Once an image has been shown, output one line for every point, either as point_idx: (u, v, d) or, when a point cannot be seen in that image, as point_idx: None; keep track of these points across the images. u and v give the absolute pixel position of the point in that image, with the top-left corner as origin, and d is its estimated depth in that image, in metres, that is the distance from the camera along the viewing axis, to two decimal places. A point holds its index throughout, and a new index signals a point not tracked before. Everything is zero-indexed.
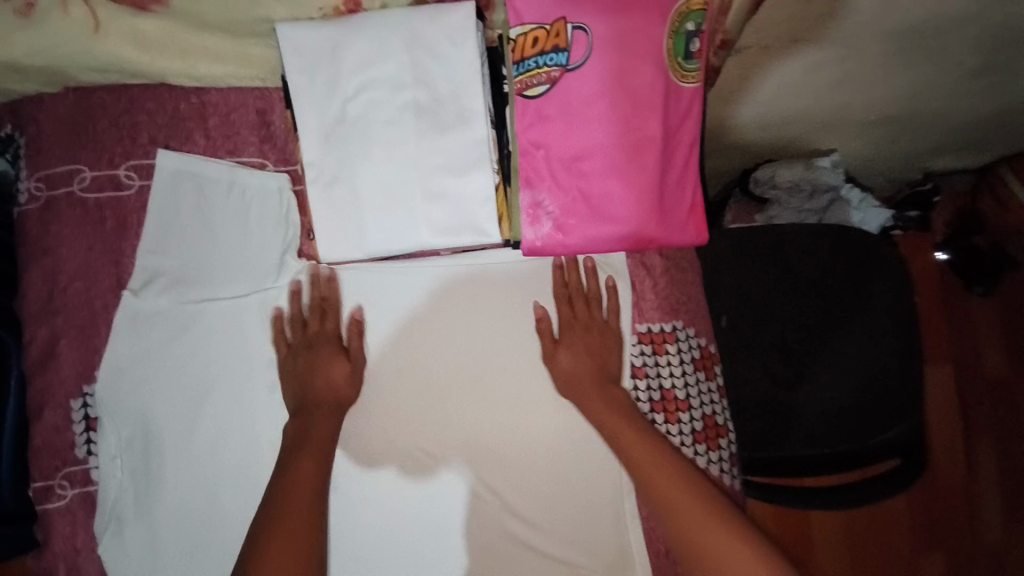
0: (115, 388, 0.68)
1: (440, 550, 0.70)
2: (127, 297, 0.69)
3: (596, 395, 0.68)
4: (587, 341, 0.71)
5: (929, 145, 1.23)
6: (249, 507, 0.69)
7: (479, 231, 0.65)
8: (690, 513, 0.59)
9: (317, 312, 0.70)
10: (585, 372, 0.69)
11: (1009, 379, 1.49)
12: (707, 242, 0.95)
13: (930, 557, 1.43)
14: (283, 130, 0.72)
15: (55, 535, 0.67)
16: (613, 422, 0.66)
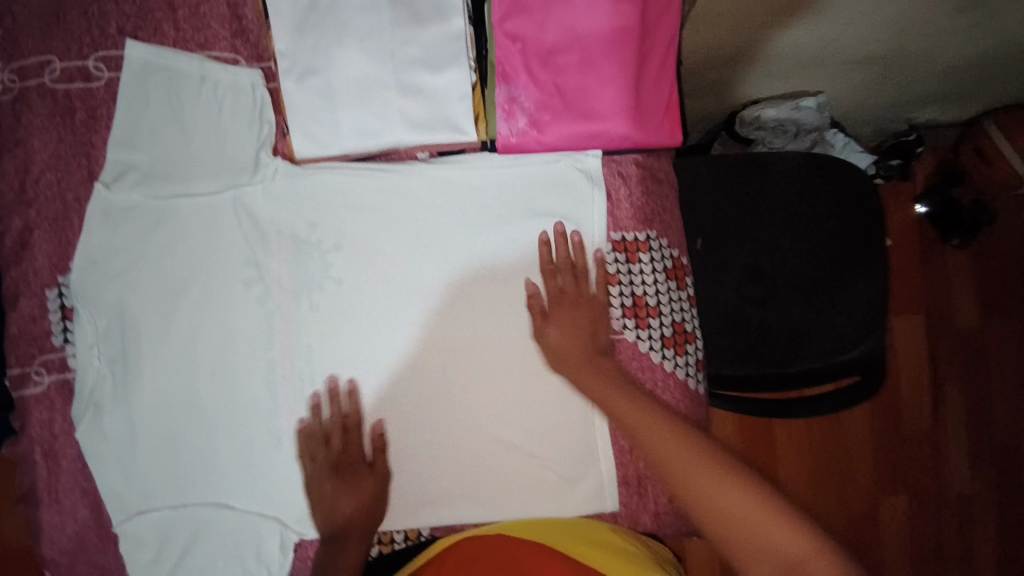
0: (89, 279, 0.69)
1: (414, 448, 0.72)
2: (98, 188, 0.68)
3: (591, 371, 0.69)
4: (578, 316, 0.71)
5: (914, 91, 1.24)
6: (228, 400, 0.71)
7: (455, 127, 0.65)
8: (709, 486, 0.57)
9: (339, 428, 0.71)
10: (575, 343, 0.70)
11: (975, 328, 1.56)
12: (688, 164, 0.96)
13: (884, 491, 1.53)
14: (258, 25, 0.71)
15: (32, 421, 0.68)
16: (602, 389, 0.67)
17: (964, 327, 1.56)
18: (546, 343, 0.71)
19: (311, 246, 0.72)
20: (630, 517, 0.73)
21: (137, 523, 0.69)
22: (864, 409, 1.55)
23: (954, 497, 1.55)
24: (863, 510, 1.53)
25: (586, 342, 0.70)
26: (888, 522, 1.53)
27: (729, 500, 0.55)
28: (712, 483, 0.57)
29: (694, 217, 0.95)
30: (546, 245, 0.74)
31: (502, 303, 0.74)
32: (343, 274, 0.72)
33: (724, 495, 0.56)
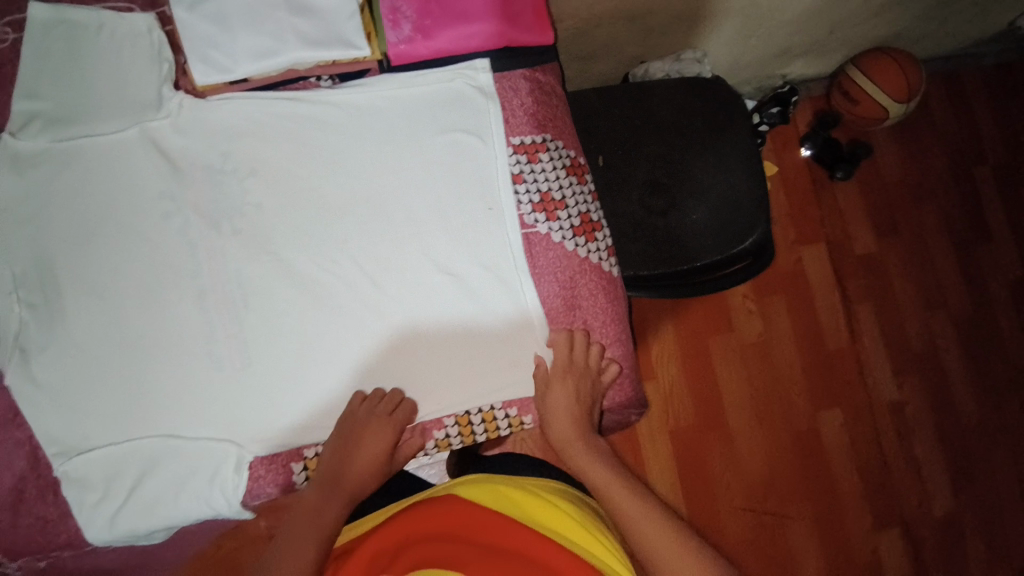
0: (5, 226, 0.69)
1: (356, 367, 0.77)
2: (5, 137, 0.70)
3: (580, 442, 0.78)
4: (580, 383, 0.79)
5: (776, 45, 1.43)
6: (161, 334, 0.72)
7: (348, 45, 0.73)
8: (634, 510, 0.74)
9: (378, 397, 0.75)
10: (570, 414, 0.78)
11: (874, 251, 1.72)
12: (577, 97, 1.04)
13: (820, 409, 1.66)
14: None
15: None
16: (568, 439, 0.78)
17: (863, 253, 1.72)
18: (543, 410, 0.79)
19: (229, 176, 0.75)
20: None
21: (77, 466, 0.69)
22: (791, 336, 1.67)
23: (887, 408, 1.69)
24: (802, 427, 1.64)
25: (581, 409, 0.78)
26: (829, 436, 1.65)
27: (652, 539, 0.71)
28: (638, 518, 0.73)
29: (594, 139, 1.03)
30: (450, 160, 0.80)
31: (420, 214, 0.79)
32: (261, 198, 0.76)
33: (641, 529, 0.72)
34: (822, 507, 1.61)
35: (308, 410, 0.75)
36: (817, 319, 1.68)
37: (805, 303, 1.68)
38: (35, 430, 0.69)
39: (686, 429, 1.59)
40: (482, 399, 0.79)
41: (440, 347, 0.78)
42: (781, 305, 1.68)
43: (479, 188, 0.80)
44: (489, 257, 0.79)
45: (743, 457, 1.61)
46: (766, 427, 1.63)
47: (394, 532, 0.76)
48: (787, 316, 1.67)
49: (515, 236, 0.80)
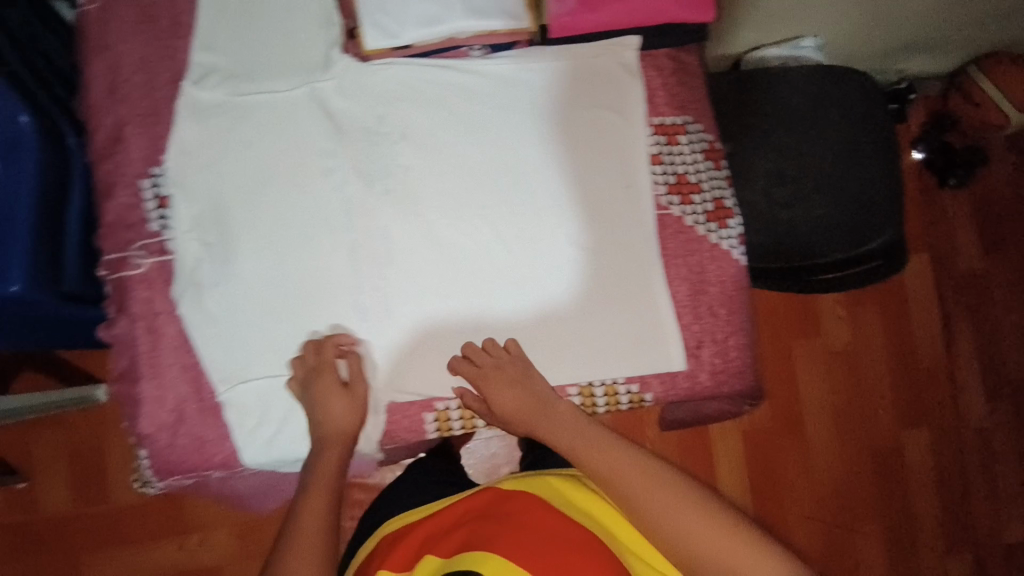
0: (184, 170, 0.75)
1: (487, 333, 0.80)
2: (187, 87, 0.75)
3: (545, 418, 0.76)
4: (516, 376, 0.77)
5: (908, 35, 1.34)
6: (314, 282, 0.78)
7: (508, 16, 0.76)
8: (647, 489, 0.69)
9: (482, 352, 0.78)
10: (530, 410, 0.77)
11: (979, 267, 1.61)
12: (713, 83, 1.04)
13: (903, 426, 1.58)
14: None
15: (134, 300, 0.74)
16: (565, 438, 0.75)
17: (967, 270, 1.62)
18: (497, 410, 0.78)
19: (383, 139, 0.79)
20: (689, 376, 0.81)
21: (236, 393, 0.76)
22: (879, 348, 1.60)
23: (976, 433, 1.60)
24: (883, 444, 1.58)
25: (526, 400, 0.77)
26: (910, 454, 1.58)
27: (664, 514, 0.67)
28: (650, 498, 0.68)
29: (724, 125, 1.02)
30: (591, 136, 0.80)
31: (556, 187, 0.80)
32: (410, 162, 0.79)
33: (666, 506, 0.67)
34: (893, 525, 1.56)
35: (437, 365, 0.80)
36: (910, 334, 1.60)
37: (899, 313, 1.60)
38: (201, 359, 0.76)
39: (760, 433, 1.56)
40: (604, 373, 0.80)
41: (565, 319, 0.81)
42: (875, 317, 1.60)
43: (616, 167, 0.80)
44: (619, 235, 0.81)
45: (818, 468, 1.56)
46: (843, 439, 1.57)
47: (449, 516, 0.81)
48: (879, 329, 1.60)
49: (648, 217, 0.80)
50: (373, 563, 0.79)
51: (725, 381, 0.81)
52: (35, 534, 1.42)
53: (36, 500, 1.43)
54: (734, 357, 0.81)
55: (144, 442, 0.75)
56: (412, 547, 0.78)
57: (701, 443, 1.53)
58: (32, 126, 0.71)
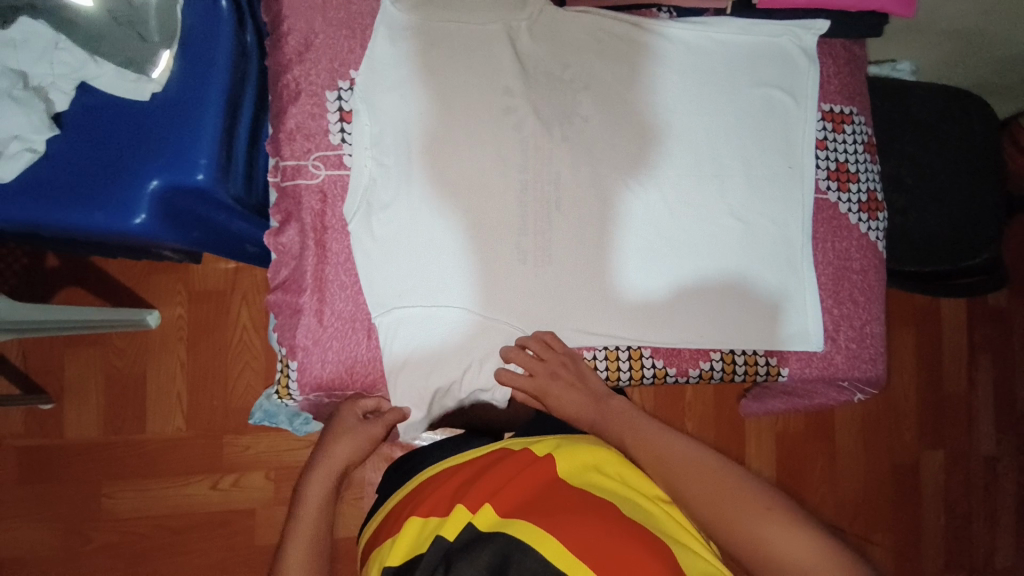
0: (372, 86, 0.74)
1: (636, 293, 0.79)
2: (386, 4, 0.75)
3: (597, 411, 0.76)
4: (574, 376, 0.77)
5: None
6: (480, 221, 0.76)
7: None
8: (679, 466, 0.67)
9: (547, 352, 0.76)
10: (586, 408, 0.77)
11: (1005, 308, 1.51)
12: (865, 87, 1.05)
13: (924, 448, 1.47)
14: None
15: (304, 209, 0.73)
16: (620, 432, 0.74)
17: (994, 306, 1.51)
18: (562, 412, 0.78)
19: (562, 85, 0.79)
20: (823, 357, 0.82)
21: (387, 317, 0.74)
22: (910, 366, 1.48)
23: (984, 463, 1.51)
24: (902, 464, 1.47)
25: (583, 401, 0.77)
26: (926, 480, 1.48)
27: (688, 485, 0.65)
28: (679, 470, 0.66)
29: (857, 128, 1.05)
30: (762, 113, 0.82)
31: (724, 157, 0.81)
32: (589, 112, 0.79)
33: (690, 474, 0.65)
34: (902, 538, 1.46)
35: (547, 314, 0.78)
36: (939, 359, 1.49)
37: (929, 330, 1.49)
38: (363, 283, 0.74)
39: (792, 434, 1.42)
40: (747, 345, 0.80)
41: (719, 287, 0.80)
42: (908, 337, 1.48)
43: (784, 146, 0.82)
44: (781, 213, 0.81)
45: (842, 483, 1.44)
46: (868, 452, 1.45)
47: (464, 474, 0.71)
48: (912, 351, 1.48)
49: (810, 197, 0.82)
50: (391, 517, 0.71)
51: (857, 365, 0.83)
52: (54, 462, 1.27)
53: (62, 424, 1.27)
54: (868, 343, 0.83)
55: (295, 355, 0.73)
56: (432, 500, 0.68)
57: (736, 433, 1.38)
58: (229, 13, 0.69)
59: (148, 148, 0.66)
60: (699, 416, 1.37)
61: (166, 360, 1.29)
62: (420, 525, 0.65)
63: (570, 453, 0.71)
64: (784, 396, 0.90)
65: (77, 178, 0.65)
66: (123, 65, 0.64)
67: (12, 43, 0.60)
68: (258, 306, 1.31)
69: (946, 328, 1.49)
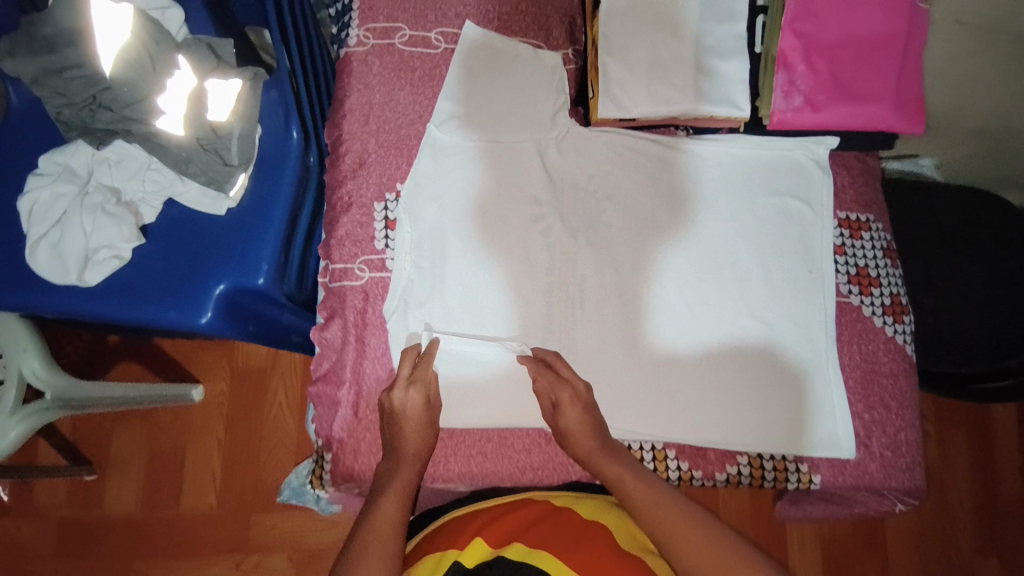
0: (413, 198, 0.83)
1: (659, 386, 0.81)
2: (430, 128, 0.84)
3: (602, 448, 0.72)
4: (591, 405, 0.74)
5: None
6: (512, 321, 0.81)
7: (732, 105, 0.80)
8: (662, 516, 0.66)
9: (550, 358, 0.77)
10: (587, 428, 0.72)
11: None
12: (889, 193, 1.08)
13: (988, 562, 1.35)
14: (582, 25, 0.91)
15: (347, 308, 0.79)
16: (613, 475, 0.70)
17: None
18: (578, 443, 0.72)
19: (587, 195, 0.85)
20: (858, 465, 0.80)
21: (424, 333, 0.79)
22: (964, 469, 1.38)
23: None
24: None
25: (593, 424, 0.73)
26: None
27: (670, 533, 0.64)
28: (665, 519, 0.65)
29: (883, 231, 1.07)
30: (779, 220, 0.86)
31: (743, 262, 0.85)
32: (610, 220, 0.85)
33: (672, 528, 0.65)
34: None
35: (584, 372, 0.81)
36: (996, 463, 1.39)
37: (983, 432, 1.40)
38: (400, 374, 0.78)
39: (838, 537, 1.33)
40: (776, 449, 0.80)
41: (746, 387, 0.81)
42: (961, 438, 1.40)
43: (802, 251, 0.85)
44: (803, 316, 0.83)
45: None
46: (923, 563, 1.34)
47: (492, 517, 0.76)
48: (967, 455, 1.38)
49: (833, 301, 0.84)
50: (417, 549, 0.75)
51: (894, 475, 0.80)
52: (92, 534, 1.30)
53: (103, 496, 1.32)
54: (905, 452, 0.81)
55: (330, 448, 0.77)
56: (455, 538, 0.73)
57: (776, 534, 1.31)
58: (298, 143, 0.81)
59: (219, 255, 0.75)
60: (734, 513, 1.32)
61: (206, 434, 1.35)
62: (436, 562, 0.70)
63: (588, 506, 0.76)
64: (823, 503, 0.86)
65: (156, 279, 0.73)
66: (205, 183, 0.76)
67: (107, 162, 0.75)
68: (297, 385, 1.37)
69: (1002, 429, 1.40)
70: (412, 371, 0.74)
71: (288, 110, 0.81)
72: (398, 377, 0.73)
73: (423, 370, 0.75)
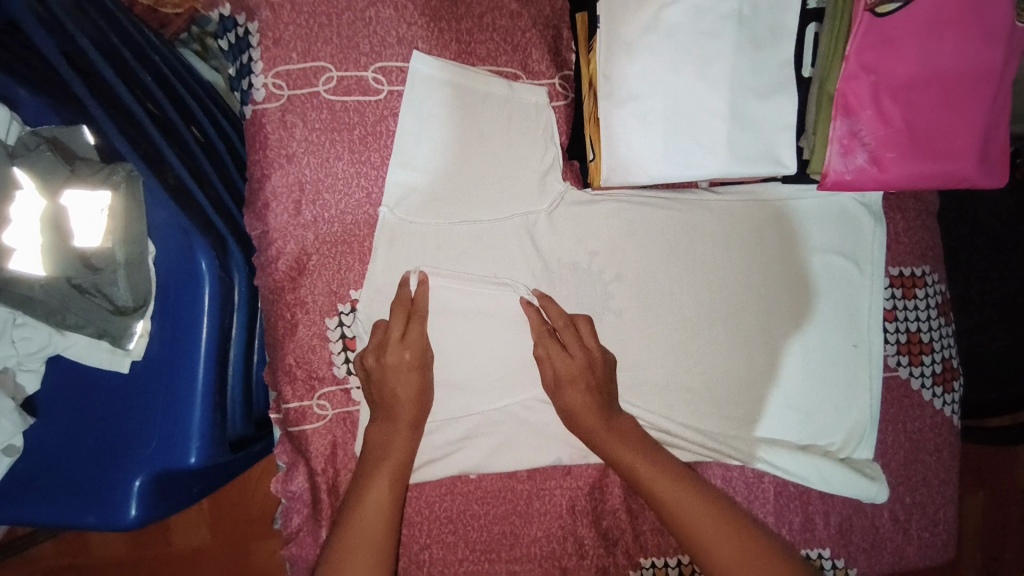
0: (375, 308, 0.65)
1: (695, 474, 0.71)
2: (384, 213, 0.65)
3: (608, 432, 0.61)
4: (598, 380, 0.62)
5: None
6: (513, 448, 0.69)
7: (776, 162, 0.61)
8: (677, 497, 0.57)
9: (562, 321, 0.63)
10: (591, 408, 0.61)
11: None
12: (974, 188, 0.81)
13: None
14: (568, 39, 0.70)
15: (312, 454, 0.66)
16: (624, 457, 0.60)
17: None
18: (581, 419, 0.61)
19: (591, 276, 0.69)
20: (895, 550, 0.74)
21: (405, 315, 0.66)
22: None
23: None
24: None
25: (600, 402, 0.61)
26: None
27: (686, 516, 0.56)
28: (676, 500, 0.57)
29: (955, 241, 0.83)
30: (820, 283, 0.72)
31: (777, 336, 0.71)
32: (621, 303, 0.69)
33: (687, 510, 0.56)
34: None
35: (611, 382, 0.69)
36: None
37: None
38: None
39: None
40: (810, 546, 0.72)
41: (784, 453, 0.70)
42: None
43: (847, 321, 0.72)
44: (845, 398, 0.72)
45: None
46: None
47: None
48: None
49: (880, 378, 0.72)
50: None
51: (929, 554, 0.75)
52: None
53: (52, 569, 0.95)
54: (942, 530, 0.75)
55: None
56: None
57: None
58: (211, 273, 0.58)
59: (139, 427, 0.58)
60: None
61: None
62: None
63: None
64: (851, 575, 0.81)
65: (66, 466, 0.58)
66: (97, 336, 0.57)
67: None
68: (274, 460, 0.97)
69: None
70: (405, 332, 0.61)
71: (187, 230, 0.57)
72: (388, 339, 0.61)
73: (414, 330, 0.62)
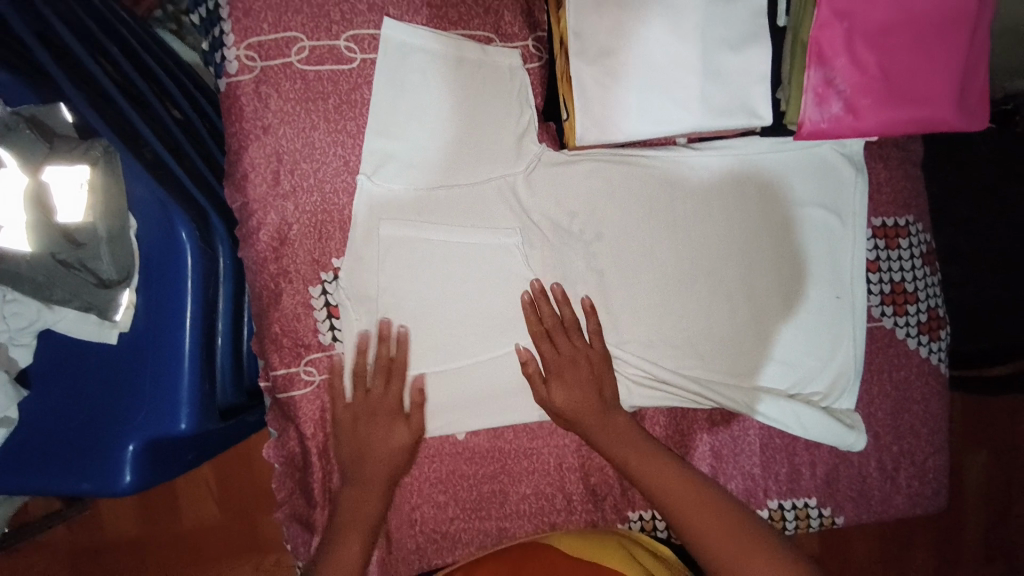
0: (358, 274, 0.65)
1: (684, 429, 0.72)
2: (363, 180, 0.65)
3: (595, 415, 0.64)
4: (585, 375, 0.65)
5: None
6: (502, 411, 0.69)
7: (752, 113, 0.61)
8: (653, 470, 0.61)
9: (557, 323, 0.65)
10: (583, 398, 0.64)
11: None
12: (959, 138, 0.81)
13: None
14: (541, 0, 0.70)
15: (302, 420, 0.67)
16: (609, 441, 0.63)
17: None
18: (566, 411, 0.64)
19: (574, 235, 0.69)
20: (883, 499, 0.75)
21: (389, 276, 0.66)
22: None
23: None
24: None
25: (591, 395, 0.64)
26: None
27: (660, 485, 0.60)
28: (654, 474, 0.61)
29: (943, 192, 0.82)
30: (802, 234, 0.72)
31: (760, 290, 0.71)
32: (602, 262, 0.69)
33: (659, 479, 0.60)
34: None
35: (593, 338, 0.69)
36: None
37: None
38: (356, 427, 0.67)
39: None
40: (796, 496, 0.74)
41: (770, 405, 0.69)
42: None
43: (830, 274, 0.72)
44: (830, 349, 0.72)
45: None
46: None
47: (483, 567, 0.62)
48: None
49: (863, 329, 0.72)
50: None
51: (918, 503, 0.76)
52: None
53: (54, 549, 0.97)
54: (931, 479, 0.76)
55: None
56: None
57: None
58: (193, 244, 0.58)
59: (131, 395, 0.59)
60: None
61: None
62: None
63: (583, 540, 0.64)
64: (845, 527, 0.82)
65: (62, 435, 0.60)
66: (83, 309, 0.59)
67: None
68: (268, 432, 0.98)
69: None
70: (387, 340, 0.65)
71: (164, 202, 0.57)
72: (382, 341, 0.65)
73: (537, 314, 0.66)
